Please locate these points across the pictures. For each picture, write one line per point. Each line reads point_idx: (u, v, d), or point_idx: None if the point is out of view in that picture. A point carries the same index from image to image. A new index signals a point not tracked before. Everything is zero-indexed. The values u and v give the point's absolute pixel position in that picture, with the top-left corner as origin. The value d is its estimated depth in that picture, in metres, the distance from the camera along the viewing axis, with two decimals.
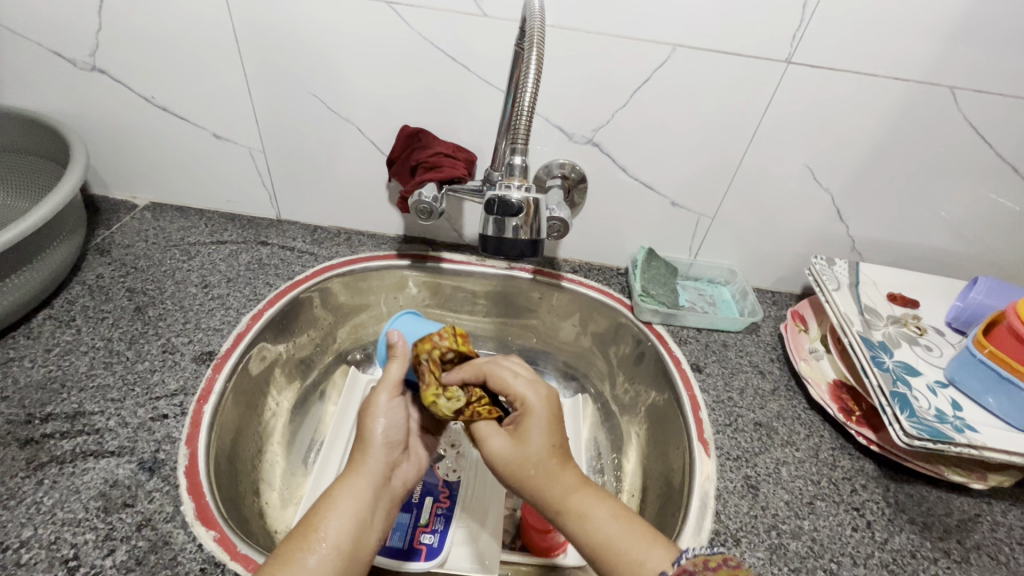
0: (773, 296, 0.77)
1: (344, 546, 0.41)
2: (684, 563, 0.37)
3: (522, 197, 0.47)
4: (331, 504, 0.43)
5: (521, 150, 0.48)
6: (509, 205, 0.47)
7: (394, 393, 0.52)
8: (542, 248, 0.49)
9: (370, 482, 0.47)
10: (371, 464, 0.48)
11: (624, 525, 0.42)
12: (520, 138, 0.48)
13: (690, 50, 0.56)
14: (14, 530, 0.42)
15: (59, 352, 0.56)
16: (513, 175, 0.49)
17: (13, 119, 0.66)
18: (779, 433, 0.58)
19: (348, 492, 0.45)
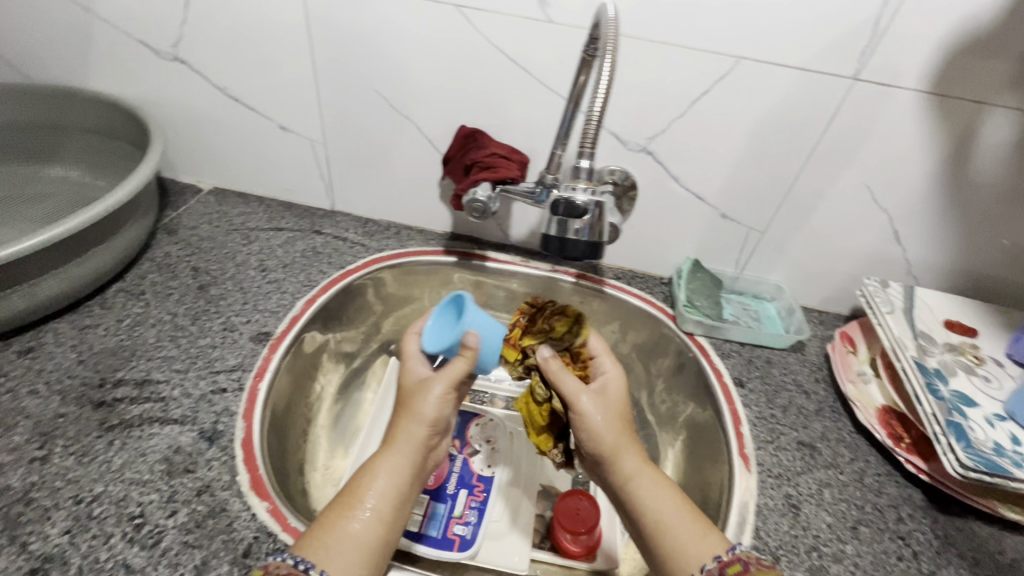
0: (820, 315, 0.76)
1: (382, 514, 0.43)
2: (740, 552, 0.41)
3: (586, 200, 0.48)
4: (371, 473, 0.44)
5: (587, 156, 0.49)
6: (574, 207, 0.48)
7: (449, 384, 0.48)
8: (601, 251, 0.50)
9: (411, 455, 0.46)
10: (416, 441, 0.46)
11: (679, 517, 0.44)
12: (586, 144, 0.49)
13: (754, 63, 0.56)
14: (87, 485, 0.45)
15: (130, 323, 0.59)
16: (578, 178, 0.50)
17: (98, 103, 0.71)
18: (822, 454, 0.57)
19: (387, 464, 0.45)
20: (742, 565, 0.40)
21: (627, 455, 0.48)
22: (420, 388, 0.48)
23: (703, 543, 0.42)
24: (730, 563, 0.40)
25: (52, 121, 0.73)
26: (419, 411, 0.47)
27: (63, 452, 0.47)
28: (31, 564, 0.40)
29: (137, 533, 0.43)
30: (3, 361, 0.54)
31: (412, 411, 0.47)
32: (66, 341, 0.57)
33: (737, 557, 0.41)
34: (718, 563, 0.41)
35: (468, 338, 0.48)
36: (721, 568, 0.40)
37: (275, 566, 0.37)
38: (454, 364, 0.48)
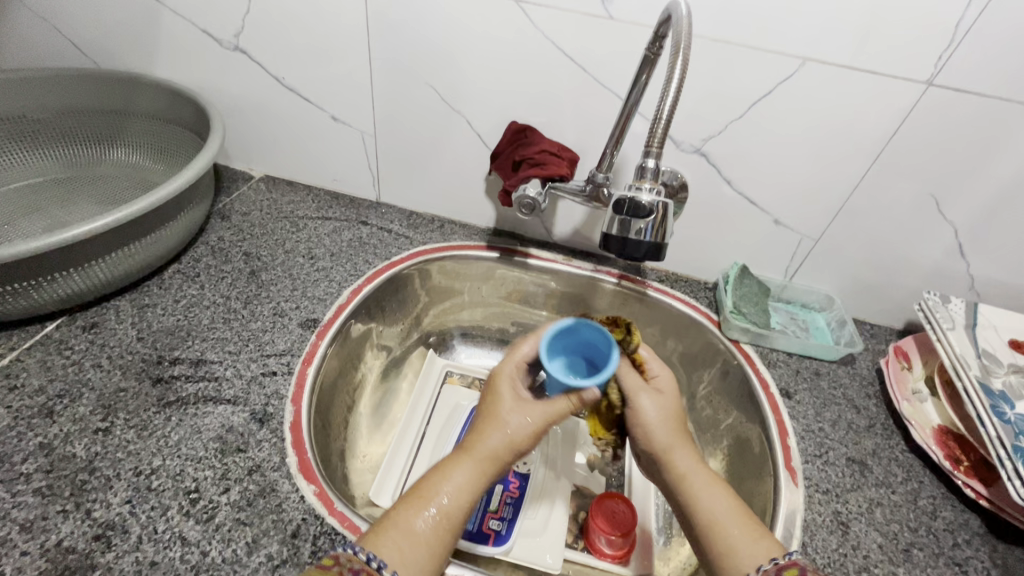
0: (872, 329, 0.73)
1: (450, 521, 0.42)
2: (796, 557, 0.38)
3: (651, 199, 0.47)
4: (446, 477, 0.44)
5: (654, 155, 0.49)
6: (638, 206, 0.47)
7: (545, 420, 0.48)
8: (663, 253, 0.49)
9: (486, 465, 0.45)
10: (494, 451, 0.45)
11: (733, 517, 0.44)
12: (652, 143, 0.48)
13: (821, 65, 0.54)
14: (147, 458, 0.47)
15: (186, 304, 0.61)
16: (643, 177, 0.49)
17: (161, 90, 0.73)
18: (874, 472, 0.55)
19: (465, 471, 0.44)
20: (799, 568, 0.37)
21: (681, 454, 0.48)
22: (515, 406, 0.48)
23: (756, 546, 0.41)
24: (787, 566, 0.38)
25: (117, 106, 0.76)
26: (505, 422, 0.47)
27: (124, 425, 0.49)
28: (95, 530, 0.42)
29: (192, 508, 0.44)
30: (69, 334, 0.56)
31: (498, 421, 0.47)
32: (126, 318, 0.59)
33: (794, 561, 0.38)
34: (774, 565, 0.39)
35: (586, 393, 0.49)
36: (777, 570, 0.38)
37: (348, 557, 0.36)
38: (557, 406, 0.49)
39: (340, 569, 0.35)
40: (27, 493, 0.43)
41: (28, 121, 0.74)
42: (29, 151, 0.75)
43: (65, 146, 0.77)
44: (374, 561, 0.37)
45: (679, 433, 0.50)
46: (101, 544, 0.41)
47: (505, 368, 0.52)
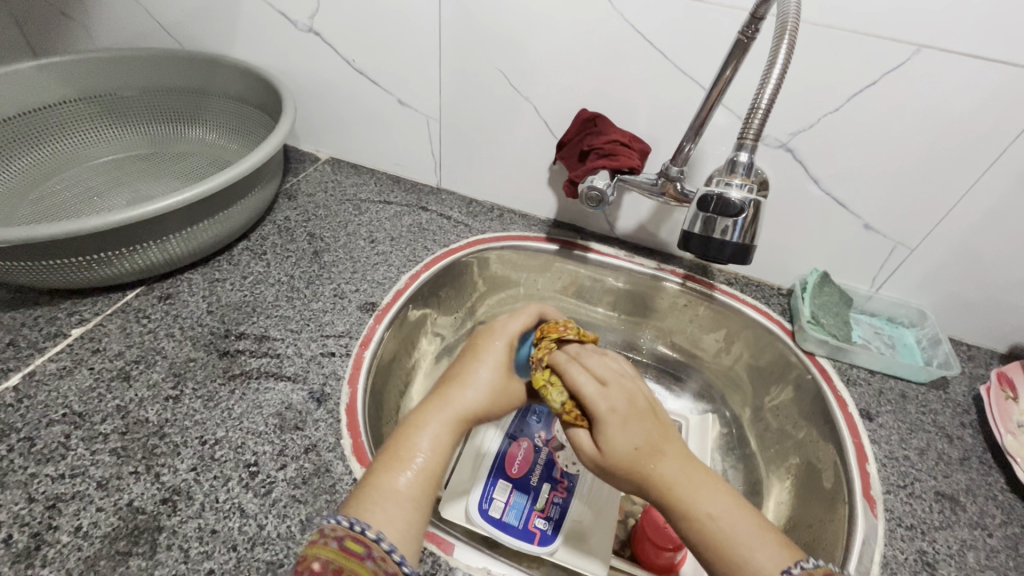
0: (969, 351, 0.66)
1: (430, 476, 0.39)
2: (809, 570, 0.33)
3: (742, 197, 0.44)
4: (420, 430, 0.42)
5: (748, 148, 0.45)
6: (728, 203, 0.44)
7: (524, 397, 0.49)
8: (751, 256, 0.46)
9: (457, 421, 0.43)
10: (466, 407, 0.44)
11: (737, 518, 0.38)
12: (748, 133, 0.45)
13: (939, 52, 0.49)
14: (212, 429, 0.48)
15: (253, 281, 0.63)
16: (734, 172, 0.45)
17: (238, 70, 0.75)
18: (967, 510, 0.50)
19: (439, 420, 0.42)
20: None
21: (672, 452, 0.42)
22: (500, 379, 0.48)
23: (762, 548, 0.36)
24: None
25: (197, 86, 0.79)
26: (477, 379, 0.47)
27: (192, 394, 0.51)
28: (162, 494, 0.43)
29: (251, 480, 0.45)
30: (146, 304, 0.59)
31: (468, 380, 0.46)
32: (198, 291, 0.61)
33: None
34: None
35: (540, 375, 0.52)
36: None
37: (331, 528, 0.34)
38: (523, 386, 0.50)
39: (324, 540, 0.33)
40: (104, 452, 0.45)
41: (120, 99, 0.78)
42: (119, 127, 0.80)
43: (151, 124, 0.81)
44: (367, 529, 0.35)
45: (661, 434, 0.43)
46: (167, 508, 0.43)
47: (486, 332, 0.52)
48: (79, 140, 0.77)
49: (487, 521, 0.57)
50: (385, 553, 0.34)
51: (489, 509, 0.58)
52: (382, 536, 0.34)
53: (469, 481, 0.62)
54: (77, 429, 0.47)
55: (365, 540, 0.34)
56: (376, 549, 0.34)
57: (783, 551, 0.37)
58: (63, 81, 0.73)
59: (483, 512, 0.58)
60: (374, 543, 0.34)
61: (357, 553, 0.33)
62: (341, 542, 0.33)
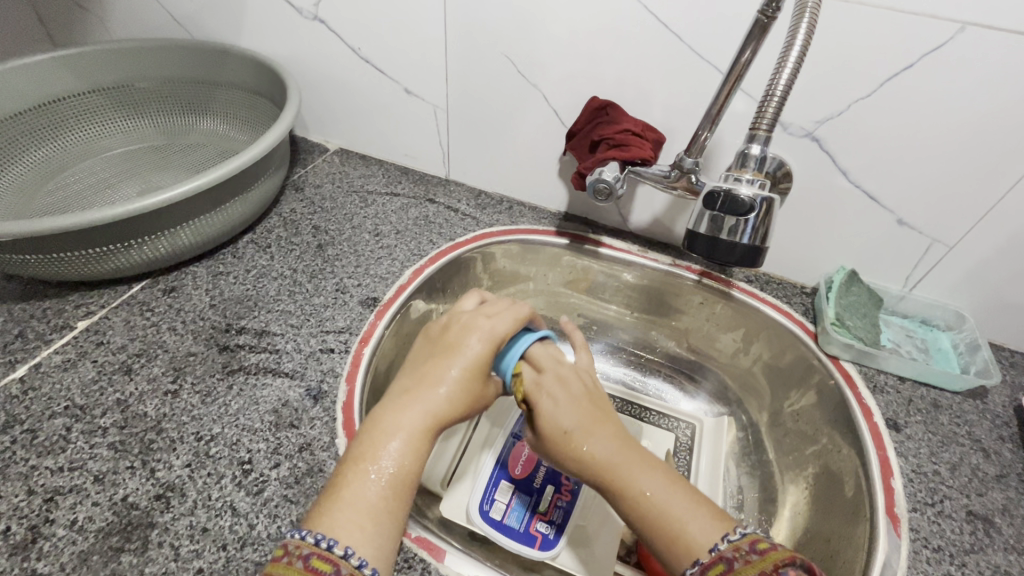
0: (1012, 357, 0.61)
1: (401, 481, 0.37)
2: (721, 549, 0.35)
3: (752, 195, 0.42)
4: (389, 430, 0.39)
5: (761, 139, 0.43)
6: (736, 202, 0.42)
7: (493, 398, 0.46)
8: (762, 258, 0.44)
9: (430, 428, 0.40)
10: (437, 407, 0.41)
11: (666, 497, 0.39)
12: (760, 126, 0.43)
13: (985, 31, 0.44)
14: (208, 425, 0.48)
15: (256, 274, 0.63)
16: (745, 166, 0.44)
17: (246, 60, 0.74)
18: (1002, 533, 0.46)
19: (405, 425, 0.39)
20: (726, 564, 0.34)
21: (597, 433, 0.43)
22: (474, 380, 0.44)
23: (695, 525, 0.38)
24: (711, 564, 0.35)
25: (206, 77, 0.79)
26: (446, 381, 0.42)
27: (190, 389, 0.50)
28: (156, 490, 0.43)
29: (244, 479, 0.45)
30: (151, 297, 0.59)
31: (437, 378, 0.42)
32: (202, 284, 0.61)
33: (720, 555, 0.35)
34: (698, 565, 0.35)
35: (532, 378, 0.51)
36: (702, 571, 0.35)
37: (296, 545, 0.34)
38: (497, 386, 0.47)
39: (290, 560, 0.33)
40: (102, 446, 0.46)
41: (131, 90, 0.79)
42: (132, 119, 0.80)
43: (162, 115, 0.82)
44: (333, 545, 0.34)
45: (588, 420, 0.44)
46: (160, 504, 0.43)
47: (458, 323, 0.47)
48: (93, 132, 0.77)
49: (487, 523, 0.56)
50: (353, 569, 0.33)
51: (490, 511, 0.57)
52: (349, 552, 0.33)
53: (471, 480, 0.60)
54: (78, 422, 0.47)
55: (332, 557, 0.33)
56: (344, 566, 0.33)
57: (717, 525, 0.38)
58: (75, 73, 0.74)
59: (484, 514, 0.56)
60: (343, 560, 0.33)
61: (323, 572, 0.32)
62: (307, 561, 0.33)
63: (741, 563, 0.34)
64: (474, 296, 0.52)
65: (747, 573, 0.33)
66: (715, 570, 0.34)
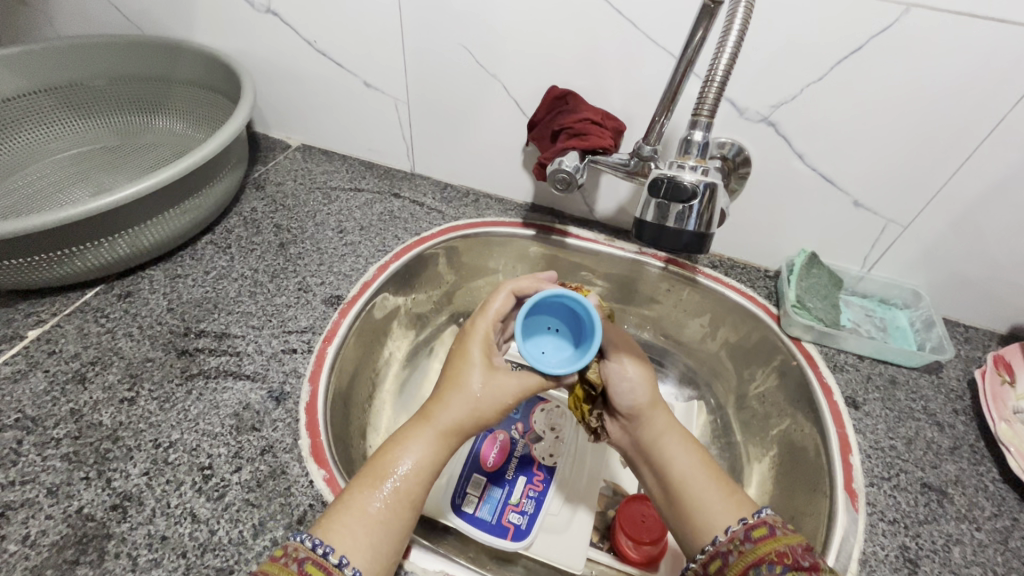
0: (966, 332, 0.62)
1: (407, 496, 0.40)
2: (766, 515, 0.37)
3: (695, 181, 0.42)
4: (401, 449, 0.41)
5: (702, 125, 0.44)
6: (680, 188, 0.42)
7: (518, 394, 0.46)
8: (708, 244, 0.44)
9: (444, 438, 0.43)
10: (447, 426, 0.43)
11: (702, 475, 0.43)
12: (705, 111, 0.44)
13: (929, 12, 0.45)
14: (166, 431, 0.47)
15: (216, 276, 0.61)
16: (689, 153, 0.45)
17: (199, 55, 0.72)
18: (954, 502, 0.47)
19: (420, 441, 0.42)
20: (768, 528, 0.37)
21: (661, 411, 0.47)
22: (492, 376, 0.46)
23: (728, 501, 0.40)
24: (756, 526, 0.37)
25: (158, 73, 0.76)
26: (468, 388, 0.45)
27: (148, 396, 0.49)
28: (113, 500, 0.42)
29: (205, 484, 0.44)
30: (105, 303, 0.58)
31: (459, 392, 0.44)
32: (159, 288, 0.60)
33: (763, 520, 0.37)
34: (743, 525, 0.38)
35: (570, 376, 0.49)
36: (746, 530, 0.37)
37: (294, 548, 0.35)
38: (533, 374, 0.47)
39: (286, 561, 0.34)
40: (56, 458, 0.45)
41: (81, 89, 0.76)
42: (82, 120, 0.77)
43: (116, 114, 0.79)
44: (329, 553, 0.35)
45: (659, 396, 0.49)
46: (117, 514, 0.42)
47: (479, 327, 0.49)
48: (42, 133, 0.75)
49: (458, 516, 0.56)
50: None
51: (462, 504, 0.57)
52: (344, 561, 0.35)
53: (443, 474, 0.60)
54: (29, 435, 0.46)
55: (327, 565, 0.34)
56: (337, 575, 0.34)
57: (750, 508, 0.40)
58: (18, 72, 0.71)
59: (457, 507, 0.57)
60: (336, 568, 0.34)
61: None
62: (302, 565, 0.34)
63: (782, 531, 0.36)
64: (502, 294, 0.51)
65: (787, 540, 0.36)
66: (757, 533, 0.37)
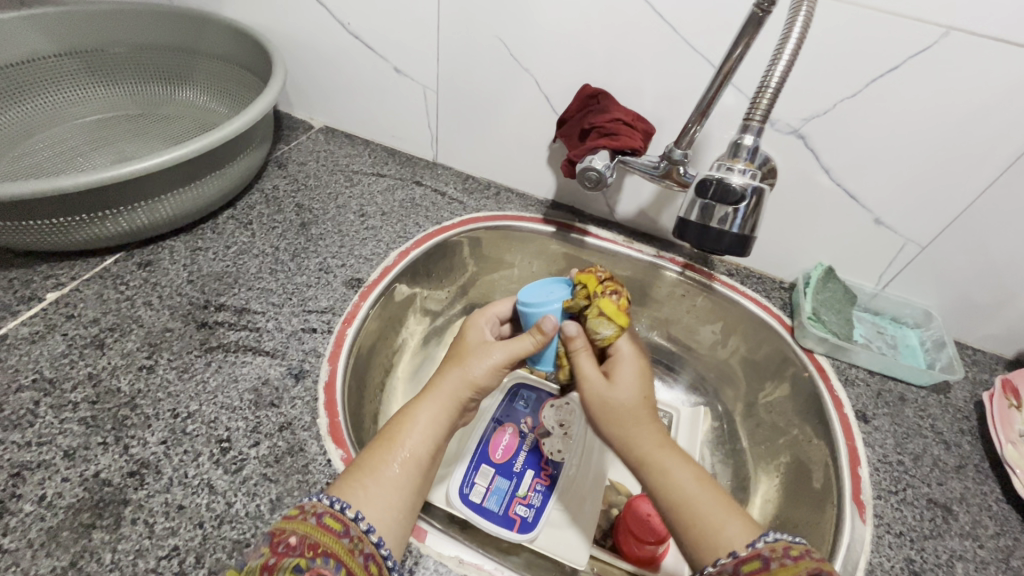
0: (975, 355, 0.64)
1: (418, 460, 0.41)
2: (760, 546, 0.35)
3: (743, 185, 0.43)
4: (413, 419, 0.42)
5: (753, 130, 0.44)
6: (728, 190, 0.43)
7: (508, 360, 0.47)
8: (750, 248, 0.45)
9: (447, 406, 0.44)
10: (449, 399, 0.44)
11: (702, 499, 0.40)
12: (751, 116, 0.44)
13: (968, 36, 0.45)
14: (186, 402, 0.47)
15: (237, 251, 0.61)
16: (737, 157, 0.45)
17: (230, 29, 0.72)
18: (959, 519, 0.48)
19: (430, 411, 0.43)
20: (759, 561, 0.34)
21: (651, 432, 0.45)
22: (478, 347, 0.48)
23: (727, 527, 0.38)
24: (747, 559, 0.34)
25: (186, 45, 0.76)
26: (468, 365, 0.46)
27: (166, 365, 0.49)
28: (130, 466, 0.42)
29: (222, 457, 0.44)
30: (125, 271, 0.58)
31: (463, 361, 0.47)
32: (179, 259, 0.59)
33: (757, 553, 0.34)
34: (734, 557, 0.35)
35: (546, 322, 0.50)
36: (737, 563, 0.35)
37: (311, 505, 0.36)
38: (519, 343, 0.49)
39: (304, 516, 0.35)
40: (73, 421, 0.44)
41: (107, 55, 0.76)
42: (106, 86, 0.77)
43: (138, 82, 0.78)
44: (345, 508, 0.36)
45: (641, 412, 0.47)
46: (134, 481, 0.42)
47: (475, 319, 0.54)
48: (65, 97, 0.74)
49: (466, 506, 0.56)
50: (362, 533, 0.35)
51: (469, 493, 0.57)
52: (360, 516, 0.36)
53: (452, 463, 0.60)
54: (46, 396, 0.46)
55: (343, 518, 0.35)
56: (353, 528, 0.35)
57: (747, 526, 0.38)
58: (47, 34, 0.70)
59: (464, 496, 0.57)
60: (353, 522, 0.35)
61: (334, 530, 0.34)
62: (319, 519, 0.35)
63: (777, 564, 0.33)
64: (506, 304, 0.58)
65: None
66: (747, 567, 0.34)
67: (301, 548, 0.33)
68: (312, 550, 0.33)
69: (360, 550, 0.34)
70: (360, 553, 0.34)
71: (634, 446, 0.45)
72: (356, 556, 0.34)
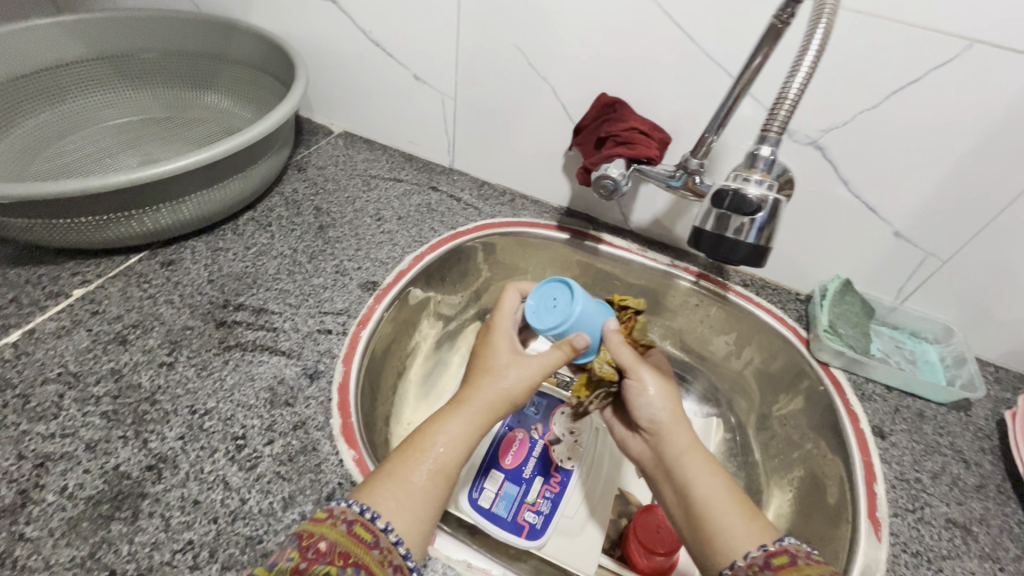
0: (997, 373, 0.62)
1: (446, 470, 0.41)
2: (786, 544, 0.36)
3: (760, 196, 0.43)
4: (442, 428, 0.43)
5: (772, 141, 0.44)
6: (744, 200, 0.43)
7: (541, 373, 0.47)
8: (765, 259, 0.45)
9: (479, 417, 0.44)
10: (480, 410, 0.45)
11: (725, 498, 0.42)
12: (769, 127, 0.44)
13: (992, 49, 0.45)
14: (203, 398, 0.48)
15: (256, 252, 0.62)
16: (754, 167, 0.44)
17: (255, 35, 0.74)
18: (978, 540, 0.47)
19: (461, 422, 0.43)
20: (788, 556, 0.35)
21: (684, 432, 0.48)
22: (508, 358, 0.48)
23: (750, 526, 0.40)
24: (776, 553, 0.36)
25: (212, 50, 0.78)
26: (500, 375, 0.47)
27: (186, 362, 0.50)
28: (148, 460, 0.43)
29: (237, 454, 0.45)
30: (148, 269, 0.59)
31: (495, 371, 0.47)
32: (200, 259, 0.61)
33: (784, 548, 0.36)
34: (763, 552, 0.37)
35: (576, 339, 0.48)
36: (766, 557, 0.36)
37: (341, 511, 0.36)
38: (550, 356, 0.48)
39: (334, 523, 0.35)
40: (95, 414, 0.45)
41: (137, 60, 0.78)
42: (135, 89, 0.79)
43: (165, 86, 0.81)
44: (375, 518, 0.36)
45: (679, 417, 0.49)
46: (152, 475, 0.42)
47: (500, 320, 0.52)
48: (95, 100, 0.76)
49: (475, 511, 0.56)
50: (391, 544, 0.35)
51: (479, 498, 0.57)
52: (389, 527, 0.36)
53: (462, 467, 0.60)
54: (70, 390, 0.47)
55: (373, 528, 0.35)
56: (383, 539, 0.35)
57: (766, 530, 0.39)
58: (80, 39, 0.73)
59: (473, 501, 0.57)
60: (382, 533, 0.35)
61: (365, 540, 0.35)
62: (350, 527, 0.35)
63: (804, 561, 0.35)
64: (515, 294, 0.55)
65: (808, 571, 0.34)
66: (776, 560, 0.36)
67: (332, 555, 0.33)
68: (344, 558, 0.33)
69: (389, 561, 0.35)
70: (388, 564, 0.35)
71: (667, 446, 0.48)
72: (385, 568, 0.34)
